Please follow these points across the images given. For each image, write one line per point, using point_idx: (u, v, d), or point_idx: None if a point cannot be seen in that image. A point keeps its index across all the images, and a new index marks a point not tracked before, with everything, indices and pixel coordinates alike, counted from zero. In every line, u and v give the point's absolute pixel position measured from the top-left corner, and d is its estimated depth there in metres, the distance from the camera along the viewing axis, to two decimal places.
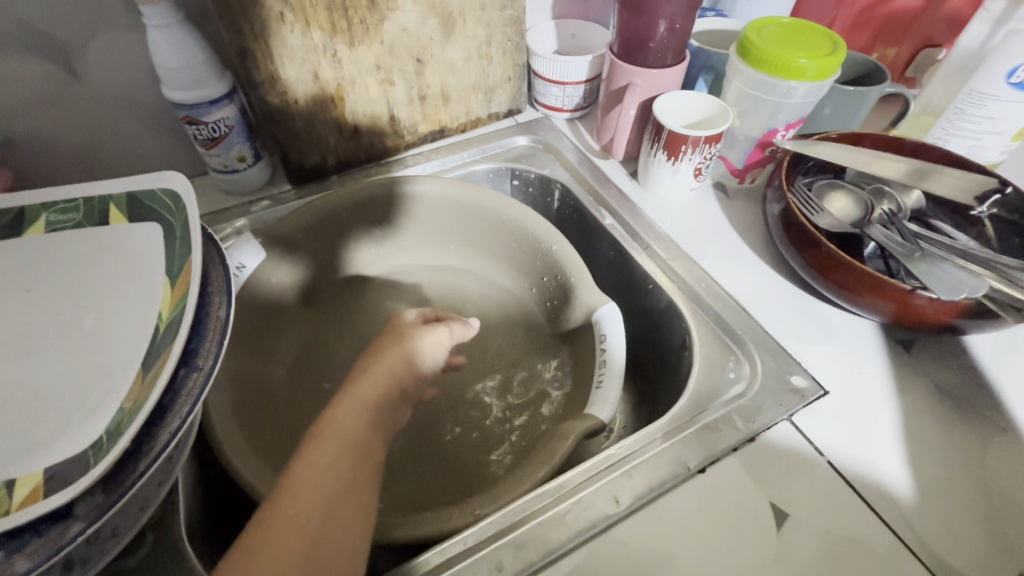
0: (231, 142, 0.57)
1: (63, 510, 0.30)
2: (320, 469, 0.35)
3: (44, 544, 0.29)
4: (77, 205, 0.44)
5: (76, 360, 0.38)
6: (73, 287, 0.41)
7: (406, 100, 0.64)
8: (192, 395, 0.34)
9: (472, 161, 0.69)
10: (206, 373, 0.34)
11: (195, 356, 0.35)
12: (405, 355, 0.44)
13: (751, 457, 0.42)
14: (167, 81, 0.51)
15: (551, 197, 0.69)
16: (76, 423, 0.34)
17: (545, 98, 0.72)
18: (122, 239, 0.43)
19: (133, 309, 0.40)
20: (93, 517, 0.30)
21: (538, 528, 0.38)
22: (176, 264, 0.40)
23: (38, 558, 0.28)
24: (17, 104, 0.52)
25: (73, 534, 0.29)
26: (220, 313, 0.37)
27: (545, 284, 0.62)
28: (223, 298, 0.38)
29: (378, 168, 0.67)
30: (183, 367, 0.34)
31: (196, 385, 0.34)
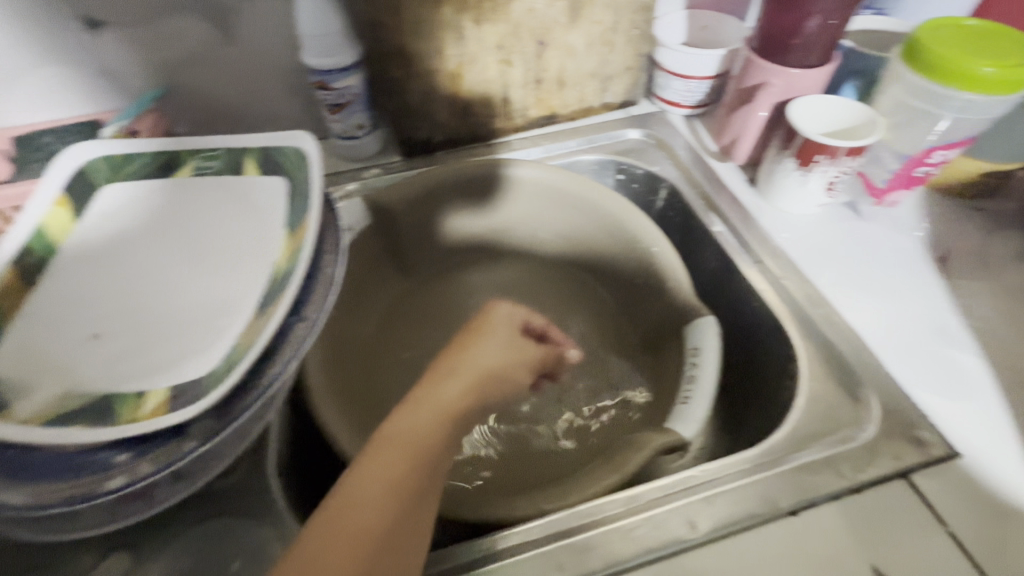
0: (353, 110, 0.60)
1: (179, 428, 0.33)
2: (381, 476, 0.31)
3: (160, 455, 0.32)
4: (218, 153, 0.48)
5: (202, 290, 0.42)
6: (205, 225, 0.45)
7: (522, 82, 0.63)
8: (298, 341, 0.36)
9: (579, 150, 0.67)
10: (312, 324, 0.36)
11: (303, 306, 0.37)
12: (508, 355, 0.40)
13: (856, 510, 0.37)
14: (306, 47, 0.55)
15: (656, 196, 0.66)
16: (196, 351, 0.38)
17: (664, 91, 0.68)
18: (250, 189, 0.46)
19: (255, 253, 0.43)
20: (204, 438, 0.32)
21: (605, 536, 0.37)
22: (296, 219, 0.43)
23: (156, 465, 0.32)
24: (179, 60, 0.57)
25: (186, 452, 0.32)
26: (329, 270, 0.39)
27: (638, 287, 0.59)
28: (334, 256, 0.40)
29: (484, 147, 0.67)
30: (292, 315, 0.37)
31: (301, 334, 0.36)
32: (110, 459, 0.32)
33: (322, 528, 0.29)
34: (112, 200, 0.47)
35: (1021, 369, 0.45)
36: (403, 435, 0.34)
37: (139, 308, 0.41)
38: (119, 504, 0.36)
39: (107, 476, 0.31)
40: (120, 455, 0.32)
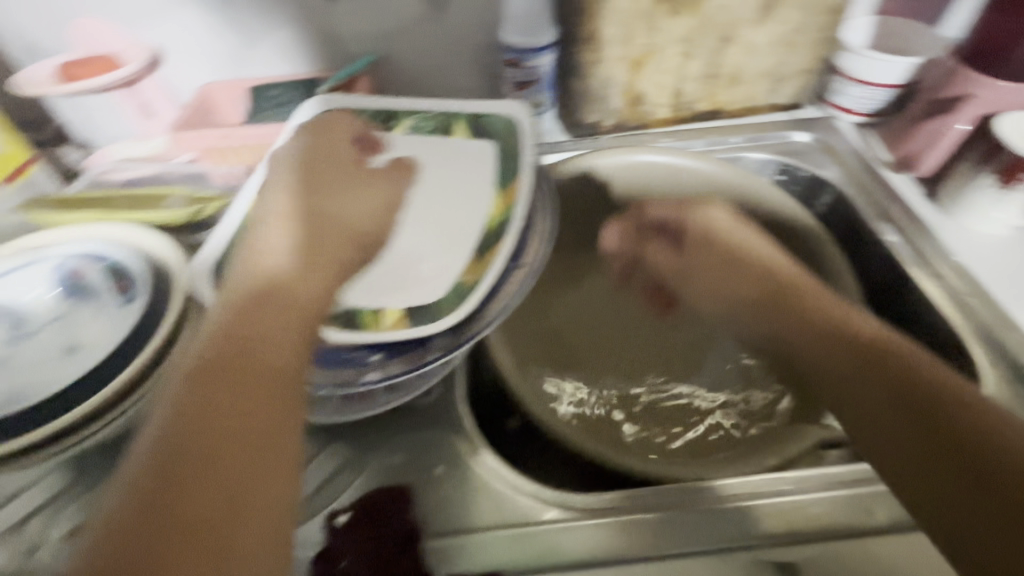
0: (537, 89, 0.64)
1: (420, 340, 0.38)
2: (154, 421, 0.27)
3: (407, 359, 0.38)
4: (432, 113, 0.54)
5: (413, 231, 0.46)
6: (414, 176, 0.50)
7: (697, 76, 0.65)
8: (516, 283, 0.41)
9: (743, 148, 0.68)
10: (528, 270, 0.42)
11: (522, 254, 0.42)
12: (823, 294, 0.44)
13: None
14: (509, 27, 0.59)
15: (817, 201, 0.67)
16: (424, 280, 0.42)
17: (838, 96, 0.67)
18: (457, 149, 0.51)
19: (462, 205, 0.47)
20: (444, 351, 0.38)
21: (783, 508, 0.38)
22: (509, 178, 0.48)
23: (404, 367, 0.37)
24: (390, 31, 0.64)
25: (428, 361, 0.38)
26: (544, 224, 0.45)
27: None
28: (546, 214, 0.46)
29: (646, 134, 0.69)
30: (513, 261, 0.42)
31: (522, 276, 0.41)
32: (365, 358, 0.38)
33: (187, 396, 0.28)
34: None
35: None
36: (275, 292, 0.33)
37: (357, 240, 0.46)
38: (348, 400, 0.42)
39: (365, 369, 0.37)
40: (372, 355, 0.38)
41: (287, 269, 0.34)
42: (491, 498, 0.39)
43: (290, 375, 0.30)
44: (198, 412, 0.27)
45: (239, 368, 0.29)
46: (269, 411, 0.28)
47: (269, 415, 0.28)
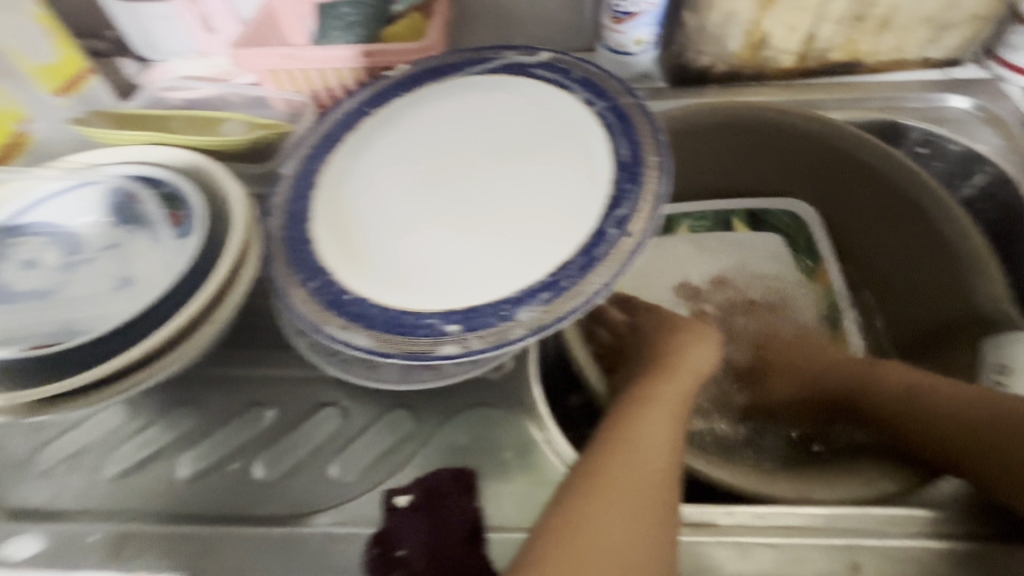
0: (642, 22, 0.54)
1: (504, 312, 0.32)
2: (595, 540, 0.29)
3: (492, 334, 0.32)
4: (525, 53, 0.46)
5: (537, 190, 0.39)
6: (517, 131, 0.43)
7: (839, 17, 0.53)
8: (618, 257, 0.34)
9: (879, 110, 0.57)
10: (637, 242, 0.34)
11: (627, 221, 0.35)
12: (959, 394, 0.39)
13: None
14: None
15: (966, 180, 0.55)
16: (547, 229, 0.36)
17: (1015, 54, 0.54)
18: (552, 90, 0.43)
19: (581, 153, 0.39)
20: (531, 330, 0.32)
21: (902, 554, 0.34)
22: (615, 131, 0.39)
23: (486, 344, 0.32)
24: None
25: (515, 339, 0.32)
26: (655, 185, 0.36)
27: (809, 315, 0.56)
28: (658, 172, 0.36)
29: (763, 88, 0.59)
30: (615, 228, 0.35)
31: (627, 248, 0.34)
32: (441, 327, 0.33)
33: (605, 521, 0.30)
34: (414, 79, 0.47)
35: None
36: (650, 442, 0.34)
37: (470, 208, 0.39)
38: (413, 368, 0.38)
39: (440, 343, 0.32)
40: (450, 325, 0.33)
41: (662, 436, 0.34)
42: None
43: (658, 479, 0.32)
44: (639, 498, 0.31)
45: (626, 436, 0.34)
46: (668, 446, 0.34)
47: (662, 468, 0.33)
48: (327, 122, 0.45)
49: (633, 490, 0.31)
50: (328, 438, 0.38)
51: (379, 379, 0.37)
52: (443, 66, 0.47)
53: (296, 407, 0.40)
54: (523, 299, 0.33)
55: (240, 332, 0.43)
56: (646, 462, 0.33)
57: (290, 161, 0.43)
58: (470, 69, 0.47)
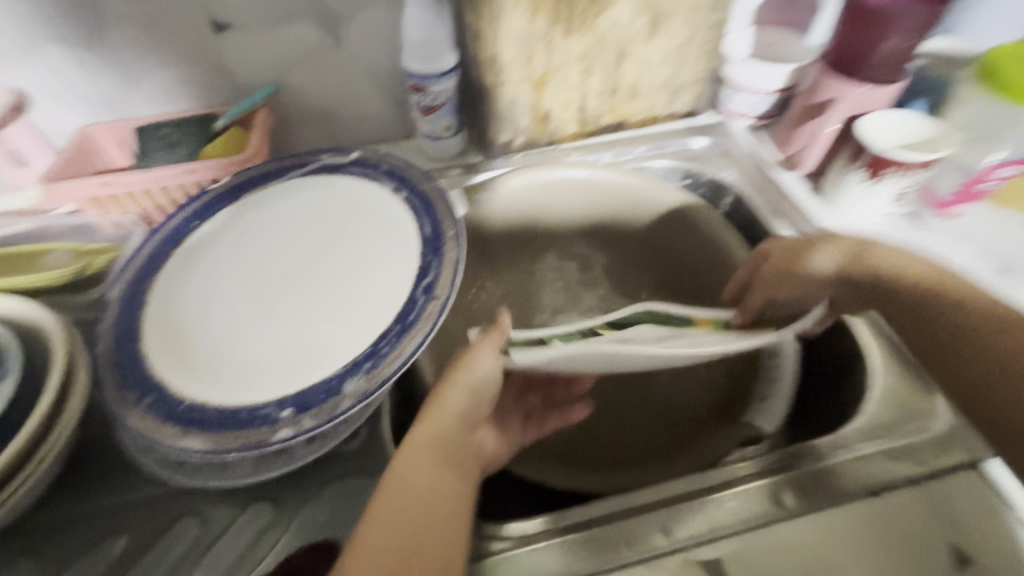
0: (445, 112, 0.64)
1: (333, 388, 0.37)
2: (376, 534, 0.33)
3: (322, 410, 0.36)
4: (338, 153, 0.53)
5: (359, 274, 0.44)
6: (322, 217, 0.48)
7: (599, 91, 0.67)
8: (428, 320, 0.39)
9: (649, 156, 0.71)
10: (443, 302, 0.40)
11: (432, 287, 0.41)
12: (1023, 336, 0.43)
13: (936, 496, 0.40)
14: (409, 52, 0.59)
15: (722, 201, 0.70)
16: (371, 311, 0.41)
17: (730, 103, 0.72)
18: (364, 184, 0.50)
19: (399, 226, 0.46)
20: (358, 398, 0.36)
21: (703, 507, 0.40)
22: (420, 212, 0.47)
23: (319, 420, 0.35)
24: (285, 63, 0.61)
25: (344, 409, 0.36)
26: (453, 254, 0.43)
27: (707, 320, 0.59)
28: (454, 241, 0.44)
29: (559, 150, 0.71)
30: (423, 295, 0.41)
31: (434, 310, 0.40)
32: (275, 414, 0.36)
33: (381, 516, 0.34)
34: (237, 188, 0.51)
35: None
36: (428, 437, 0.39)
37: (307, 298, 0.43)
38: (265, 459, 0.40)
39: (276, 428, 0.35)
40: (284, 411, 0.36)
41: (436, 429, 0.39)
42: None
43: (436, 477, 0.37)
44: (415, 488, 0.36)
45: (408, 443, 0.38)
46: (441, 436, 0.39)
47: (435, 484, 0.37)
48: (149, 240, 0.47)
49: (411, 489, 0.36)
50: (187, 548, 0.38)
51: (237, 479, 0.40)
52: (265, 174, 0.52)
53: (151, 527, 0.39)
54: (349, 371, 0.37)
55: (80, 463, 0.42)
56: (416, 473, 0.37)
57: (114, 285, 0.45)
58: (290, 174, 0.52)
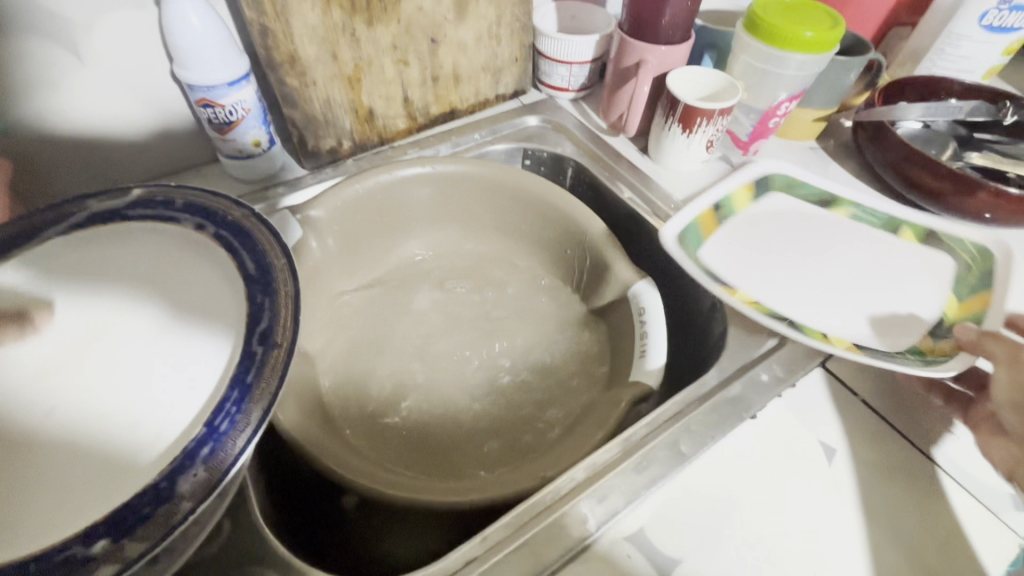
0: (248, 126, 0.55)
1: (164, 491, 0.28)
2: None
3: (153, 528, 0.27)
4: (112, 198, 0.42)
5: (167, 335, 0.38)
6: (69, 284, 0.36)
7: (420, 81, 0.63)
8: (274, 375, 0.33)
9: (486, 142, 0.69)
10: (288, 348, 0.34)
11: (271, 334, 0.34)
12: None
13: (799, 401, 0.45)
14: (181, 60, 0.49)
15: (564, 175, 0.71)
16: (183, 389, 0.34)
17: (551, 78, 0.73)
18: (156, 228, 0.40)
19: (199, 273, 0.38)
20: (201, 495, 0.29)
21: (615, 480, 0.40)
22: (236, 248, 0.39)
23: (150, 540, 0.27)
24: (11, 92, 0.48)
25: (183, 516, 0.28)
26: (289, 289, 0.37)
27: (591, 279, 0.62)
28: (289, 277, 0.38)
29: (393, 150, 0.66)
30: (261, 346, 0.34)
31: (279, 360, 0.33)
32: (83, 551, 0.27)
33: None
34: None
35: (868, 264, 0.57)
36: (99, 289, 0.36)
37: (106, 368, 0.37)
38: None
39: (88, 572, 0.26)
40: (95, 544, 0.27)
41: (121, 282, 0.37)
42: None
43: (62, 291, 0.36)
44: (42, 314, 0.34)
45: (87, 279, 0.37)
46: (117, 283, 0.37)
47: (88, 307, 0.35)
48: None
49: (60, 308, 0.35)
50: None
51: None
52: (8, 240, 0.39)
53: None
54: (182, 465, 0.29)
55: None
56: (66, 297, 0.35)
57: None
58: (44, 234, 0.40)
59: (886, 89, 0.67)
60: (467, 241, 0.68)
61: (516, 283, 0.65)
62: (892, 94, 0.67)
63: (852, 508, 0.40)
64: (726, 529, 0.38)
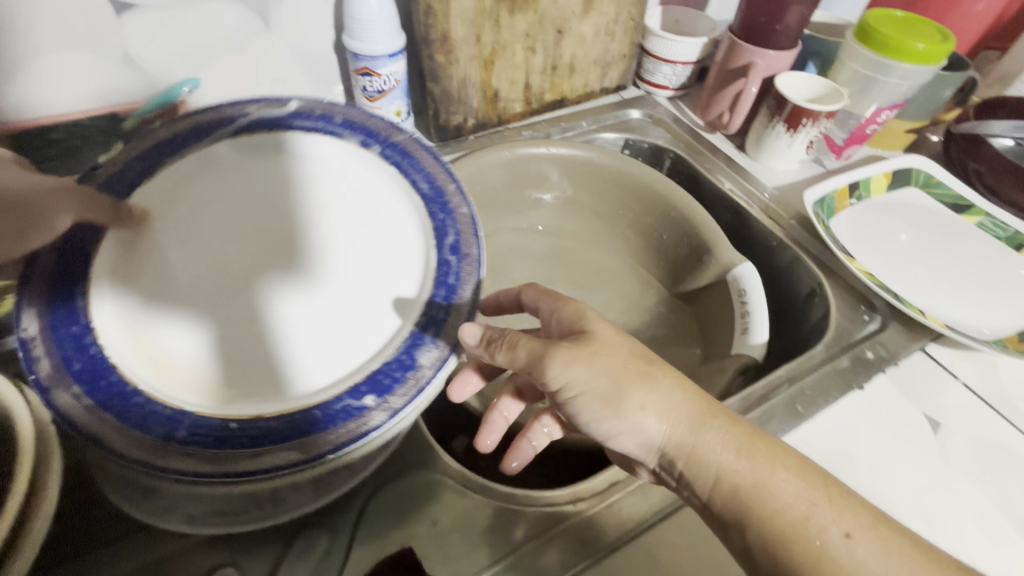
0: (395, 97, 0.61)
1: (407, 361, 0.34)
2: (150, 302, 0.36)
3: (407, 388, 0.33)
4: (271, 105, 0.46)
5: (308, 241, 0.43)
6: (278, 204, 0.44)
7: (541, 69, 0.69)
8: (469, 275, 0.38)
9: (592, 130, 0.74)
10: (476, 259, 0.39)
11: (459, 245, 0.40)
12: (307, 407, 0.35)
13: (902, 377, 0.49)
14: (352, 32, 0.55)
15: (661, 165, 0.76)
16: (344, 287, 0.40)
17: (654, 76, 0.78)
18: (319, 138, 0.45)
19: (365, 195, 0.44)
20: (439, 364, 0.34)
21: None
22: (405, 168, 0.44)
23: (406, 399, 0.33)
24: (207, 50, 0.54)
25: (429, 380, 0.33)
26: (463, 210, 0.42)
27: (687, 261, 0.66)
28: (461, 198, 0.42)
29: (508, 130, 0.71)
30: (453, 255, 0.39)
31: (472, 268, 0.39)
32: (356, 405, 0.32)
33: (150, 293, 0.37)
34: None
35: (961, 266, 0.61)
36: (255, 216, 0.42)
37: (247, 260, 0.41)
38: (323, 480, 0.35)
39: (365, 417, 0.32)
40: (364, 398, 0.33)
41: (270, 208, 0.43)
42: (499, 523, 0.38)
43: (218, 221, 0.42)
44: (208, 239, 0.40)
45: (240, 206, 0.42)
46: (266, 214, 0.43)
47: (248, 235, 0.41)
48: (58, 222, 0.36)
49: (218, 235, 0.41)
50: None
51: (281, 515, 0.34)
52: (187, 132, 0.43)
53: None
54: (417, 341, 0.35)
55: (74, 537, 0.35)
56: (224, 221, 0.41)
57: (29, 296, 0.33)
58: (216, 135, 0.44)
59: (983, 105, 0.70)
60: (569, 221, 0.72)
61: (615, 263, 0.70)
62: (990, 110, 0.70)
63: (960, 475, 0.43)
64: (844, 477, 0.42)
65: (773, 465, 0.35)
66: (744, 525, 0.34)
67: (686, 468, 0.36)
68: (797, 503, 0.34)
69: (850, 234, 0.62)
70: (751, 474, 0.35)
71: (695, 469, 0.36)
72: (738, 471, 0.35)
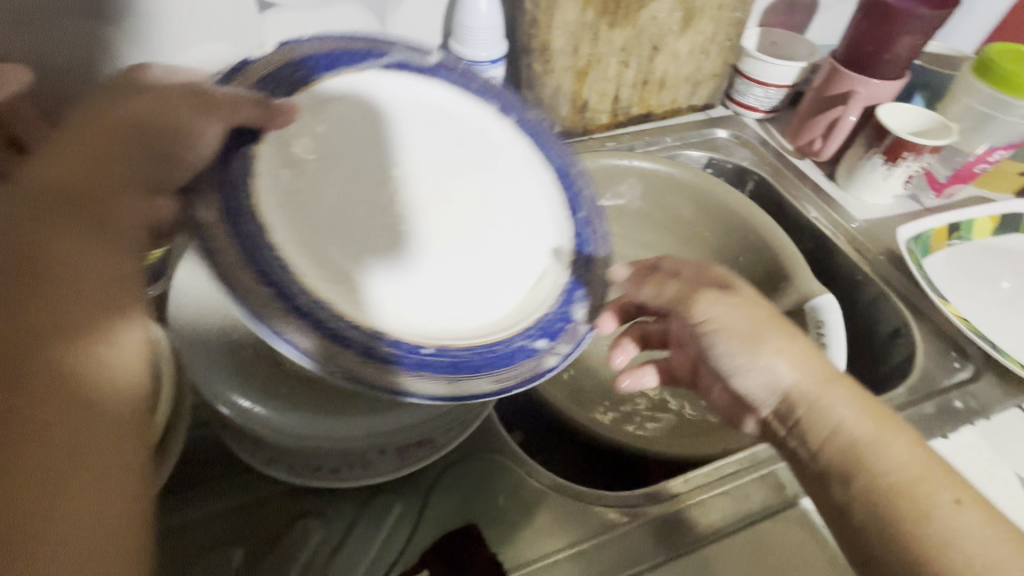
0: None
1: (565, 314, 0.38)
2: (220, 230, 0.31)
3: (569, 338, 0.37)
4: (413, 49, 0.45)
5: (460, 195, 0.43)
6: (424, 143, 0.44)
7: (632, 82, 0.70)
8: (602, 246, 0.42)
9: (676, 146, 0.74)
10: (603, 236, 0.43)
11: (590, 222, 0.43)
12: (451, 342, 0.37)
13: (992, 433, 0.46)
14: (460, 37, 0.59)
15: (743, 188, 0.75)
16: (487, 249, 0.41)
17: (744, 97, 0.77)
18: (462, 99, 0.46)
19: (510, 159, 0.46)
20: (590, 322, 0.38)
21: None
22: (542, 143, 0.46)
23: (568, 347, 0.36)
24: None
25: (584, 333, 0.37)
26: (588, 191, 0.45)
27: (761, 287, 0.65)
28: (586, 180, 0.46)
29: (592, 139, 0.72)
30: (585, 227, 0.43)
31: (602, 243, 0.42)
32: (531, 345, 0.36)
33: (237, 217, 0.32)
34: None
35: None
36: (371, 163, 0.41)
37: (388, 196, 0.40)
38: (406, 449, 0.38)
39: (541, 359, 0.35)
40: (536, 342, 0.36)
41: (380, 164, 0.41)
42: (559, 516, 0.39)
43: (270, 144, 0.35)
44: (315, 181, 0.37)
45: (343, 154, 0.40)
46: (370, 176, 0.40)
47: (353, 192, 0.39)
48: (206, 130, 0.33)
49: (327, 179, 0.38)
50: (313, 548, 0.36)
51: (377, 478, 0.37)
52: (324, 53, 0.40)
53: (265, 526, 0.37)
54: (570, 301, 0.39)
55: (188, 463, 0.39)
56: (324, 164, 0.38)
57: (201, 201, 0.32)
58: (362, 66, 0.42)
59: None
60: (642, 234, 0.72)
61: None
62: None
63: None
64: None
65: (893, 438, 0.35)
66: (848, 478, 0.35)
67: (805, 414, 0.37)
68: (913, 465, 0.34)
69: (946, 275, 0.60)
70: (873, 434, 0.35)
71: (816, 417, 0.37)
72: (862, 429, 0.36)
